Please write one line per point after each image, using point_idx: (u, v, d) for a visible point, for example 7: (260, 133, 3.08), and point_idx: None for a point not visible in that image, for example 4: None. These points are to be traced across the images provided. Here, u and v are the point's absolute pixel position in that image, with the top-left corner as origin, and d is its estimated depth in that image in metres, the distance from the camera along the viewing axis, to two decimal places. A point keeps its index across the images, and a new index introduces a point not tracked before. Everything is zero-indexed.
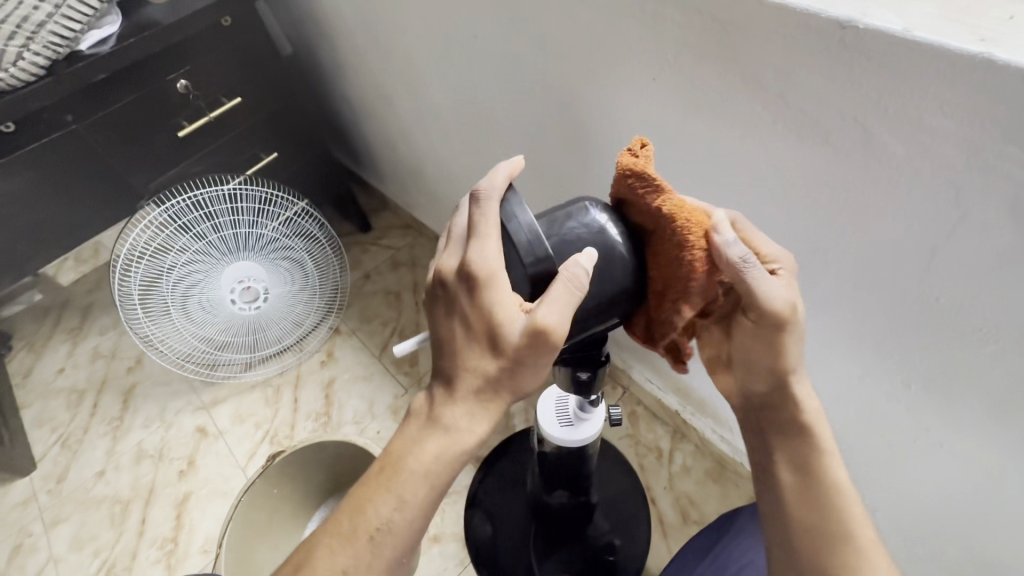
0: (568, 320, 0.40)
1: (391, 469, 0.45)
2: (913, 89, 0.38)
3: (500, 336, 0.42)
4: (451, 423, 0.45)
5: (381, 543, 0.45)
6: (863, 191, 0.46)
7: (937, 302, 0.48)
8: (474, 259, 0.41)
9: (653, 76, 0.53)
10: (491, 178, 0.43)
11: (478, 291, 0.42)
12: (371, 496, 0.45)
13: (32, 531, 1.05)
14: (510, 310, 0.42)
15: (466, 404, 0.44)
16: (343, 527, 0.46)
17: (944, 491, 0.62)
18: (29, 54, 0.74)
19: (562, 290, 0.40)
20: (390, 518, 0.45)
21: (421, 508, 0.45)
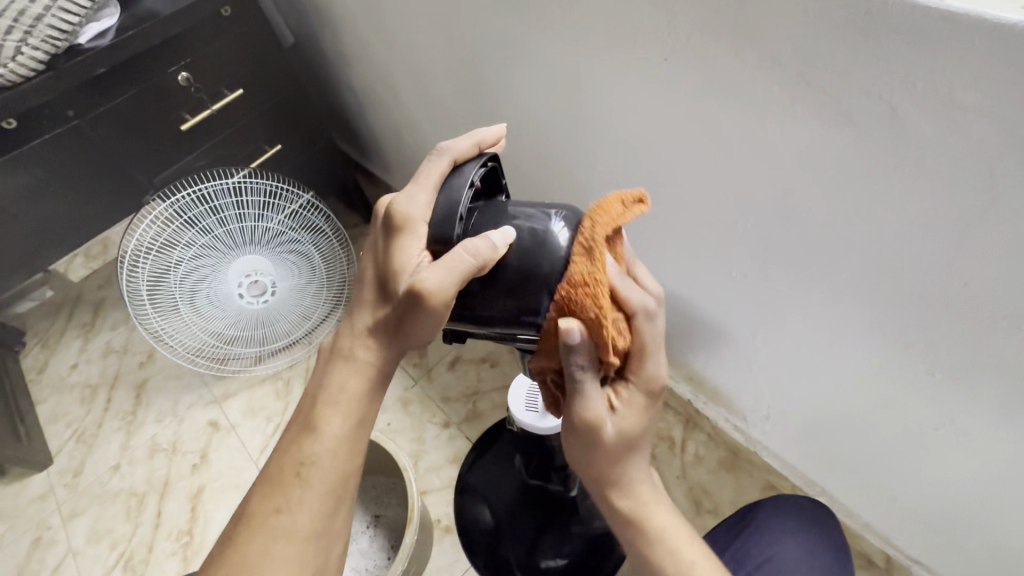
0: (443, 288, 0.40)
1: (308, 411, 0.48)
2: (944, 64, 0.36)
3: (397, 282, 0.44)
4: (355, 356, 0.47)
5: (308, 477, 0.46)
6: (889, 173, 0.44)
7: (965, 288, 0.46)
8: (402, 203, 0.44)
9: (666, 57, 0.51)
10: (457, 142, 0.47)
11: (392, 234, 0.45)
12: (294, 438, 0.47)
13: (51, 524, 1.07)
14: (409, 260, 0.43)
15: (365, 340, 0.47)
16: (274, 470, 0.47)
17: (969, 482, 0.60)
18: (28, 48, 0.74)
19: (455, 255, 0.40)
20: (313, 453, 0.46)
21: (344, 439, 0.47)
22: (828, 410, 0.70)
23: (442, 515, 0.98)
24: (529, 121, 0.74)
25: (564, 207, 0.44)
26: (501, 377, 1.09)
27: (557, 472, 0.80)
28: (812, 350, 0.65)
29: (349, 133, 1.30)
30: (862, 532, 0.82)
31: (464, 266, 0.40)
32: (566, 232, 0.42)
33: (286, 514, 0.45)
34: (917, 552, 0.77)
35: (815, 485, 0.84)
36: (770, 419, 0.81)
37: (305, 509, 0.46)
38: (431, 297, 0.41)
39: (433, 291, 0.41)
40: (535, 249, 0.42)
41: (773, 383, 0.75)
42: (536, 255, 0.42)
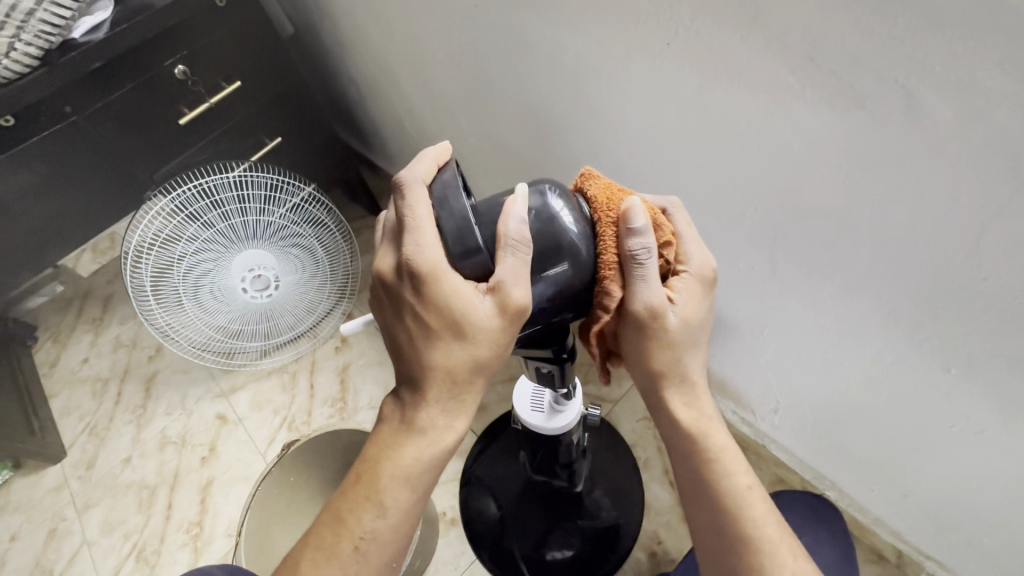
0: (527, 287, 0.41)
1: (370, 481, 0.46)
2: (965, 44, 0.34)
3: (466, 325, 0.42)
4: (429, 421, 0.45)
5: (367, 551, 0.45)
6: (902, 161, 0.41)
7: (984, 283, 0.43)
8: (416, 253, 0.41)
9: (667, 42, 0.48)
10: (415, 168, 0.44)
11: (427, 287, 0.41)
12: (353, 509, 0.46)
13: (66, 515, 1.09)
14: (468, 297, 0.41)
15: (443, 401, 0.45)
16: (326, 540, 0.46)
17: (983, 479, 0.58)
18: (21, 44, 0.73)
19: (512, 256, 0.41)
20: (374, 527, 0.45)
21: (405, 513, 0.46)
22: (838, 404, 0.68)
23: (447, 508, 0.99)
24: (529, 110, 0.72)
25: (547, 182, 0.46)
26: (506, 369, 1.09)
27: (563, 467, 0.79)
28: (822, 343, 0.63)
29: (352, 124, 1.29)
30: (872, 526, 0.81)
31: (523, 257, 0.41)
32: (563, 203, 0.44)
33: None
34: (929, 547, 0.75)
35: (824, 479, 0.83)
36: (778, 412, 0.79)
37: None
38: (522, 305, 0.41)
39: (522, 301, 0.41)
40: (543, 223, 0.43)
41: (781, 376, 0.73)
42: (547, 228, 0.43)
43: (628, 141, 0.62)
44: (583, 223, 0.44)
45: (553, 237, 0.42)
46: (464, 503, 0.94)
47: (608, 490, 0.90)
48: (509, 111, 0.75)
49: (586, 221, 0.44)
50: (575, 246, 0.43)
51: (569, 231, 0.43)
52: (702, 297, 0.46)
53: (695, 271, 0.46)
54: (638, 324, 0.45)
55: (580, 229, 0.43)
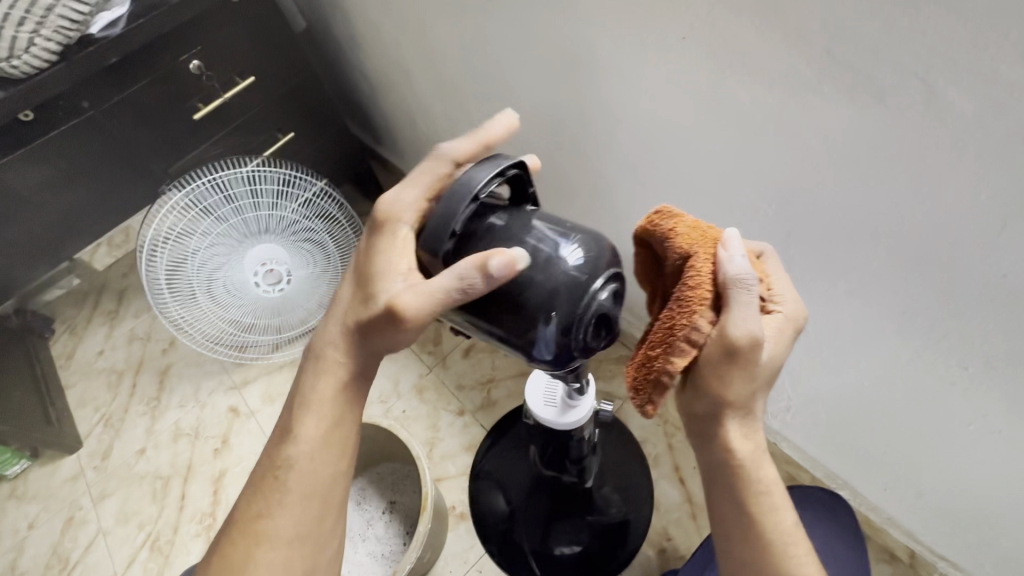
0: (434, 299, 0.43)
1: (286, 423, 0.53)
2: (990, 37, 0.33)
3: (377, 284, 0.48)
4: (331, 363, 0.52)
5: (287, 479, 0.51)
6: (923, 157, 0.41)
7: (1004, 280, 0.43)
8: (388, 207, 0.48)
9: (683, 35, 0.48)
10: (463, 142, 0.49)
11: (377, 240, 0.49)
12: (277, 442, 0.53)
13: (82, 504, 1.11)
14: (395, 270, 0.48)
15: (341, 345, 0.51)
16: (258, 476, 0.53)
17: (1000, 478, 0.58)
18: (41, 39, 0.73)
19: (448, 278, 0.42)
20: (291, 458, 0.51)
21: (319, 443, 0.51)
22: (852, 402, 0.67)
23: (457, 502, 0.99)
24: (542, 105, 0.71)
25: (584, 231, 0.44)
26: (517, 365, 1.09)
27: (574, 463, 0.79)
28: (837, 341, 0.62)
29: (363, 119, 1.29)
30: (884, 525, 0.81)
31: (454, 287, 0.42)
32: (577, 257, 0.42)
33: (269, 517, 0.51)
34: (942, 547, 0.75)
35: (836, 477, 0.82)
36: (791, 410, 0.79)
37: (287, 511, 0.51)
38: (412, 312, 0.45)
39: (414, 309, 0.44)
40: (538, 273, 0.42)
41: (793, 373, 0.73)
42: (539, 279, 0.41)
43: (643, 135, 0.62)
44: (587, 284, 0.41)
45: (543, 291, 0.41)
46: (472, 496, 0.94)
47: (618, 487, 0.90)
48: (521, 105, 0.75)
49: (591, 285, 0.41)
50: (558, 306, 0.41)
51: (560, 288, 0.41)
52: (789, 343, 0.43)
53: (789, 314, 0.43)
54: (721, 360, 0.40)
55: (573, 278, 0.41)
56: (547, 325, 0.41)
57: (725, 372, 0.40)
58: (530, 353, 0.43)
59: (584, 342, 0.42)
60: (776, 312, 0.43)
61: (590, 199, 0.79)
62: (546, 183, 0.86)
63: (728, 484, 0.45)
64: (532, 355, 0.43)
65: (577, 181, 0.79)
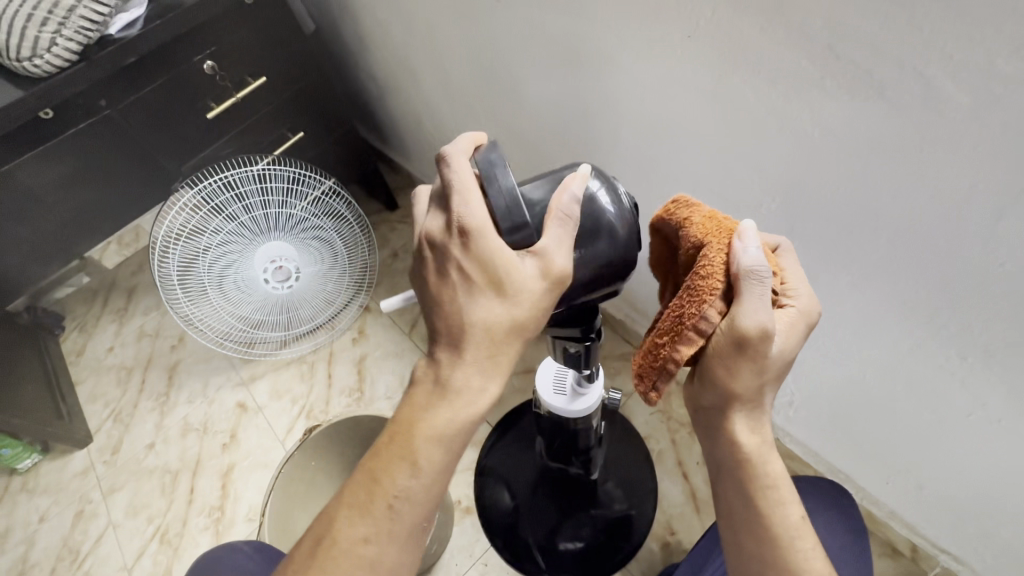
0: (571, 256, 0.41)
1: (405, 440, 0.44)
2: (983, 33, 0.34)
3: (509, 281, 0.41)
4: (464, 382, 0.43)
5: (401, 509, 0.43)
6: (919, 150, 0.42)
7: (999, 269, 0.44)
8: (465, 215, 0.41)
9: (687, 33, 0.49)
10: (463, 143, 0.44)
11: (472, 244, 0.41)
12: (387, 466, 0.44)
13: (92, 498, 1.12)
14: (514, 259, 0.41)
15: (479, 363, 0.43)
16: (360, 496, 0.44)
17: (998, 468, 0.59)
18: (62, 39, 0.75)
19: (558, 225, 0.41)
20: (407, 487, 0.43)
21: (441, 469, 0.44)
22: (853, 394, 0.68)
23: (462, 496, 1.00)
24: (548, 104, 0.73)
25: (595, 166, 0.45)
26: (521, 362, 1.10)
27: (578, 455, 0.81)
28: (837, 334, 0.63)
29: (370, 119, 1.31)
30: (886, 519, 0.81)
31: (569, 229, 0.41)
32: (605, 194, 0.44)
33: (374, 545, 0.43)
34: (944, 540, 0.75)
35: (838, 471, 0.83)
36: (793, 404, 0.80)
37: (395, 541, 0.44)
38: (566, 272, 0.41)
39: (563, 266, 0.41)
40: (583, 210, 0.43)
41: (795, 368, 0.74)
42: (584, 217, 0.43)
43: (648, 133, 0.63)
44: (622, 211, 0.44)
45: (595, 230, 0.43)
46: (476, 491, 0.95)
47: (621, 482, 0.91)
48: (528, 104, 0.76)
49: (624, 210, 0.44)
50: (602, 240, 0.43)
51: (604, 222, 0.43)
52: (801, 338, 0.43)
53: (801, 308, 0.43)
54: (729, 350, 0.41)
55: (617, 214, 0.43)
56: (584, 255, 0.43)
57: (732, 362, 0.41)
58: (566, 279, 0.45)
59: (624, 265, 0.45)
60: (788, 305, 0.44)
61: None
62: None
63: (733, 475, 0.46)
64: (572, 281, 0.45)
65: None
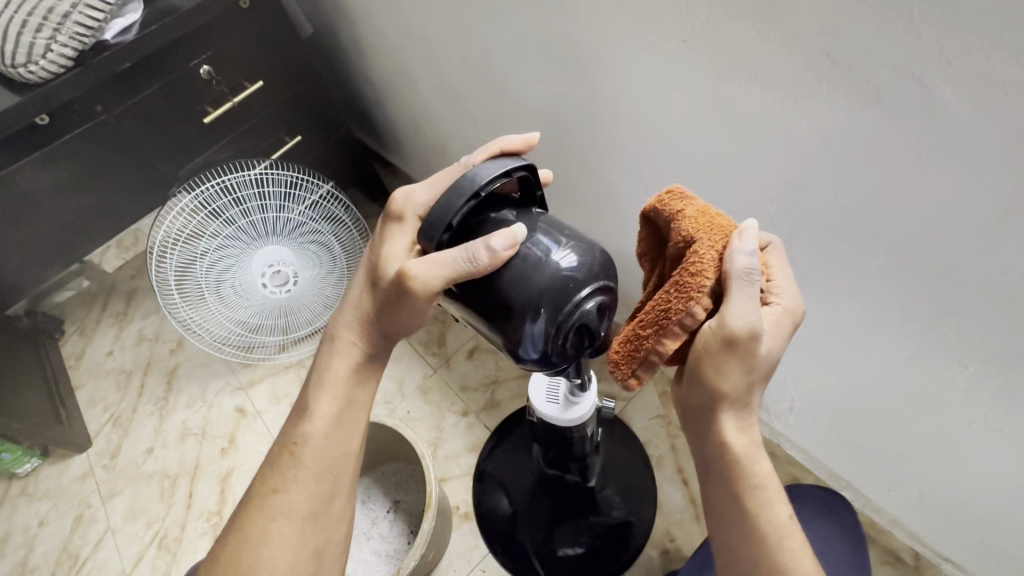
0: (432, 275, 0.44)
1: (305, 398, 0.54)
2: (984, 39, 0.34)
3: (382, 267, 0.51)
4: (349, 343, 0.53)
5: (302, 454, 0.52)
6: (920, 157, 0.42)
7: (1002, 277, 0.43)
8: (402, 199, 0.51)
9: (684, 38, 0.49)
10: (479, 155, 0.49)
11: (385, 227, 0.52)
12: (292, 420, 0.54)
13: (91, 503, 1.12)
14: (398, 252, 0.51)
15: (353, 327, 0.53)
16: (276, 454, 0.54)
17: (1002, 478, 0.58)
18: (57, 45, 0.75)
19: (457, 251, 0.43)
20: (306, 435, 0.53)
21: (334, 419, 0.53)
22: (853, 401, 0.68)
23: (460, 501, 1.00)
24: (545, 108, 0.72)
25: (578, 239, 0.44)
26: (520, 366, 1.09)
27: (575, 462, 0.80)
28: (837, 341, 0.63)
29: (368, 123, 1.31)
30: (888, 526, 0.81)
31: (450, 258, 0.43)
32: (569, 259, 0.43)
33: (282, 492, 0.52)
34: (946, 548, 0.75)
35: (839, 478, 0.83)
36: (793, 410, 0.79)
37: (301, 487, 0.52)
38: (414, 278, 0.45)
39: (420, 274, 0.45)
40: (528, 272, 0.43)
41: (796, 374, 0.73)
42: (528, 281, 0.43)
43: (644, 138, 0.62)
44: (576, 286, 0.42)
45: (526, 290, 0.42)
46: (475, 497, 0.95)
47: (620, 488, 0.90)
48: (525, 108, 0.76)
49: (580, 289, 0.42)
50: (543, 306, 0.42)
51: (547, 288, 0.42)
52: (788, 337, 0.43)
53: (787, 307, 0.43)
54: (718, 349, 0.40)
55: (563, 285, 0.42)
56: (534, 323, 0.42)
57: (722, 362, 0.41)
58: (517, 353, 0.44)
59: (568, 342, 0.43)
60: (773, 300, 0.44)
61: (592, 201, 0.80)
62: (549, 185, 0.87)
63: (722, 477, 0.44)
64: (519, 353, 0.44)
65: (579, 183, 0.80)
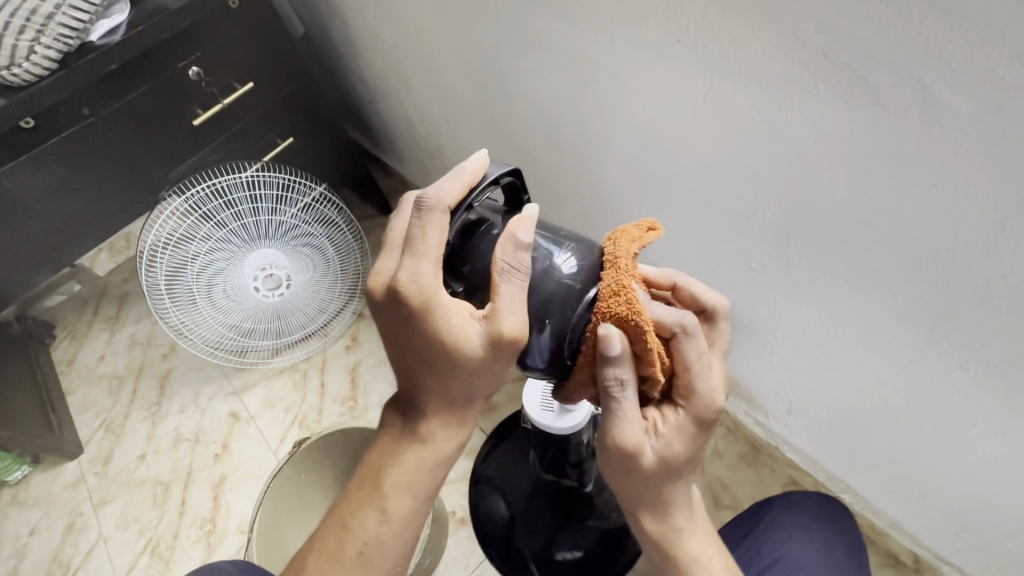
0: (523, 319, 0.42)
1: (373, 484, 0.49)
2: (984, 39, 0.33)
3: (461, 349, 0.42)
4: (430, 436, 0.48)
5: (370, 556, 0.48)
6: (918, 158, 0.41)
7: (1003, 280, 0.43)
8: (409, 280, 0.42)
9: (678, 38, 0.48)
10: (447, 190, 0.43)
11: (426, 317, 0.42)
12: (356, 509, 0.49)
13: (83, 510, 1.11)
14: (467, 323, 0.43)
15: (441, 416, 0.48)
16: (332, 538, 0.49)
17: (1003, 481, 0.57)
18: (41, 47, 0.74)
19: (510, 282, 0.42)
20: (377, 532, 0.48)
21: (408, 519, 0.49)
22: (853, 404, 0.67)
23: (457, 506, 0.99)
24: (540, 109, 0.71)
25: (575, 239, 0.47)
26: (516, 369, 1.09)
27: (573, 466, 0.79)
28: (837, 343, 0.62)
29: (362, 124, 1.30)
30: (888, 529, 0.80)
31: (520, 287, 0.42)
32: (571, 263, 0.46)
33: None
34: (947, 551, 0.74)
35: (838, 481, 0.82)
36: (792, 413, 0.79)
37: None
38: (517, 334, 0.42)
39: (516, 328, 0.42)
40: (537, 280, 0.45)
41: (795, 377, 0.72)
42: (537, 288, 0.45)
43: (640, 139, 0.61)
44: (582, 289, 0.45)
45: (538, 298, 0.45)
46: (472, 501, 0.94)
47: None
48: (519, 109, 0.75)
49: (586, 292, 0.45)
50: (553, 313, 0.45)
51: (554, 295, 0.45)
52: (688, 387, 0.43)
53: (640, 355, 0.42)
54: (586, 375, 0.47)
55: (575, 288, 0.45)
56: (540, 333, 0.46)
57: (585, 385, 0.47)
58: (525, 360, 0.47)
59: (577, 350, 0.46)
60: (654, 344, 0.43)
61: (587, 202, 0.79)
62: (544, 187, 0.86)
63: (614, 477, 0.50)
64: (527, 360, 0.47)
65: (575, 184, 0.79)
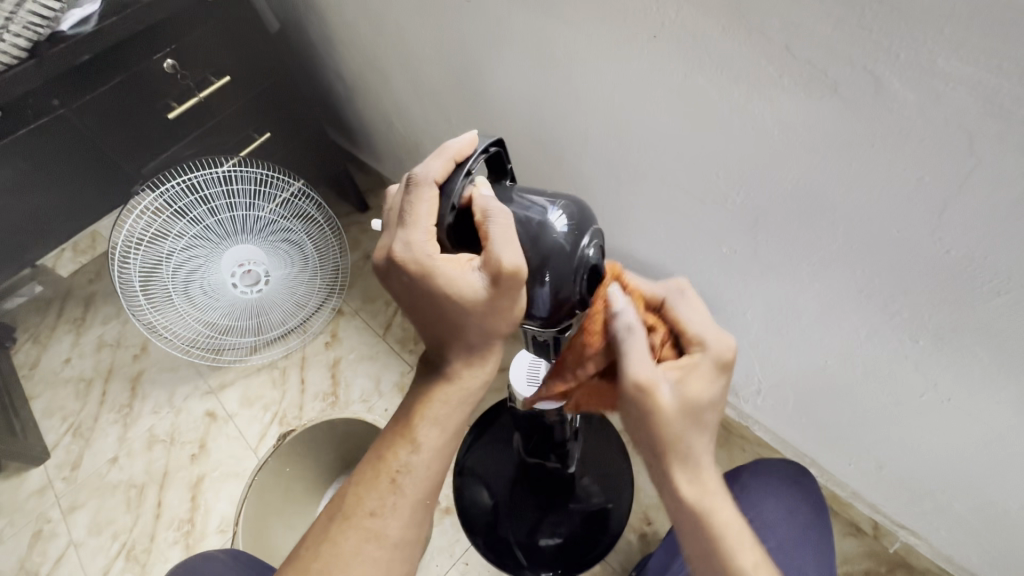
0: (521, 255, 0.42)
1: (405, 421, 0.50)
2: (927, 33, 0.37)
3: (464, 299, 0.43)
4: (459, 372, 0.49)
5: (403, 483, 0.49)
6: (872, 145, 0.45)
7: (947, 255, 0.47)
8: (403, 251, 0.43)
9: (654, 33, 0.51)
10: (432, 165, 0.45)
11: (424, 279, 0.43)
12: (389, 446, 0.50)
13: (51, 517, 1.07)
14: (466, 276, 0.44)
15: (464, 356, 0.48)
16: (366, 475, 0.50)
17: (950, 446, 0.62)
18: (9, 36, 0.72)
19: (496, 226, 0.43)
20: (409, 461, 0.49)
21: (439, 448, 0.50)
22: (817, 380, 0.71)
23: (442, 497, 1.00)
24: (519, 104, 0.74)
25: (567, 198, 0.48)
26: (497, 360, 1.11)
27: (556, 450, 0.82)
28: (802, 324, 0.66)
29: (339, 120, 1.29)
30: (850, 499, 0.85)
31: (507, 225, 0.43)
32: (564, 221, 0.46)
33: (380, 518, 0.48)
34: (902, 517, 0.80)
35: (805, 456, 0.87)
36: (761, 393, 0.83)
37: (401, 514, 0.48)
38: (515, 266, 0.42)
39: (513, 261, 0.42)
40: (535, 236, 0.45)
41: (764, 358, 0.76)
42: (536, 245, 0.45)
43: (616, 132, 0.65)
44: (575, 242, 0.45)
45: (536, 255, 0.45)
46: (456, 491, 0.95)
47: (598, 478, 0.91)
48: (499, 104, 0.77)
49: (580, 245, 0.45)
50: (552, 267, 0.45)
51: (554, 251, 0.45)
52: (710, 382, 0.45)
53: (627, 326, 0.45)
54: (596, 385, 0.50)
55: (570, 242, 0.45)
56: (542, 286, 0.46)
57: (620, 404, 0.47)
58: (530, 313, 0.48)
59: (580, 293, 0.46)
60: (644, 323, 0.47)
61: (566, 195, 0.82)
62: (523, 180, 0.88)
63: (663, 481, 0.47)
64: (532, 313, 0.48)
65: (553, 177, 0.81)
